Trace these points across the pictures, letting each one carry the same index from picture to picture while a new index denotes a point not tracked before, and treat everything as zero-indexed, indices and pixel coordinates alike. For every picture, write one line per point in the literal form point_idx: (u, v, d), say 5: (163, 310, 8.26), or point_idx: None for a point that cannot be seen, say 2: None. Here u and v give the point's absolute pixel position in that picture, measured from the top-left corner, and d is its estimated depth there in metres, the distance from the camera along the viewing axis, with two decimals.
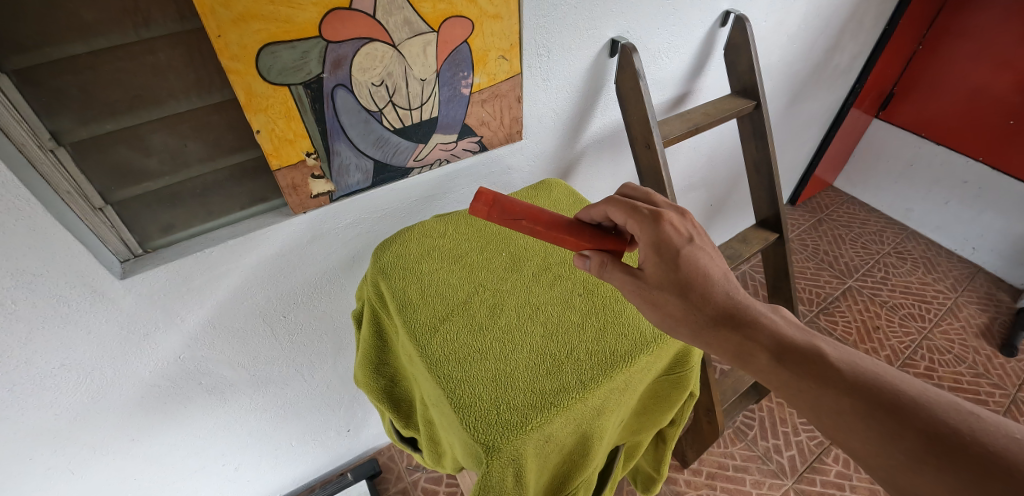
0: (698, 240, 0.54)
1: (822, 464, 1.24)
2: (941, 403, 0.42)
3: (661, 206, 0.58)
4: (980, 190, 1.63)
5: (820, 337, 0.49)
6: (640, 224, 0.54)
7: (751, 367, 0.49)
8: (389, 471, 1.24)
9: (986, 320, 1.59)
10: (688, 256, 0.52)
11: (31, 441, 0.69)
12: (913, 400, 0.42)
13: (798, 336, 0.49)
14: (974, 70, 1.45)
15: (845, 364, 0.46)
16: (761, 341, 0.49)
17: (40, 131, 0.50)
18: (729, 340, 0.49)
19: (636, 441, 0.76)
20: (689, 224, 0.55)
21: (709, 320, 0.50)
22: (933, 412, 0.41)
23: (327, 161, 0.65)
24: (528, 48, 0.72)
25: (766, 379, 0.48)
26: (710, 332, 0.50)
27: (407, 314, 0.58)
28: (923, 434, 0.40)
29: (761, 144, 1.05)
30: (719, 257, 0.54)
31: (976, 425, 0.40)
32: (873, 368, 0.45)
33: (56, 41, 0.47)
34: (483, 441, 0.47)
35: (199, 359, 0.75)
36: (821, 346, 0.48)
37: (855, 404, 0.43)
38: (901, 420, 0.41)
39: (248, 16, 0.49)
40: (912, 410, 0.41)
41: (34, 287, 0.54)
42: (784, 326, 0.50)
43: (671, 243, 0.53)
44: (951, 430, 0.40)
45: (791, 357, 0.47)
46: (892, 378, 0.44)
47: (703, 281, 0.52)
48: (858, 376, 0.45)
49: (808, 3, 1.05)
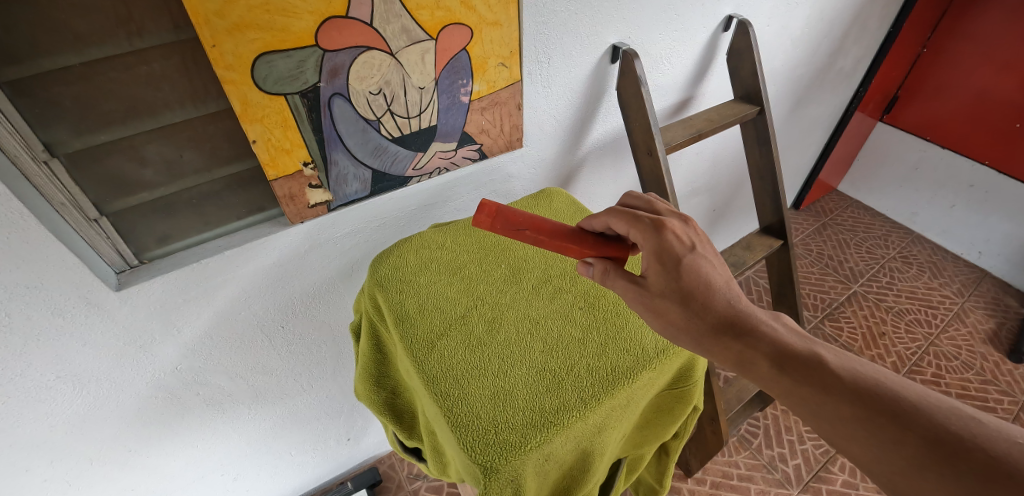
0: (701, 247, 0.53)
1: (828, 473, 1.22)
2: (941, 409, 0.40)
3: (664, 214, 0.57)
4: (986, 194, 1.61)
5: (822, 344, 0.48)
6: (642, 234, 0.53)
7: (753, 375, 0.48)
8: (389, 480, 1.23)
9: (993, 326, 1.57)
10: (688, 266, 0.51)
11: (29, 452, 0.68)
12: (914, 405, 0.41)
13: (799, 344, 0.48)
14: (980, 72, 1.44)
15: (845, 371, 0.44)
16: (761, 349, 0.47)
17: (34, 143, 0.49)
18: (730, 348, 0.48)
19: (639, 454, 0.75)
20: (691, 231, 0.54)
21: (710, 327, 0.49)
22: (934, 418, 0.40)
23: (325, 171, 0.64)
24: (528, 55, 0.71)
25: (767, 386, 0.47)
26: (712, 339, 0.49)
27: (405, 329, 0.57)
28: (924, 439, 0.39)
29: (765, 149, 1.04)
30: (721, 264, 0.53)
31: (978, 430, 0.38)
32: (873, 374, 0.44)
33: (48, 52, 0.46)
34: (481, 462, 0.46)
35: (197, 369, 0.74)
36: (822, 353, 0.46)
37: (855, 411, 0.42)
38: (901, 425, 0.40)
39: (244, 25, 0.48)
40: (912, 416, 0.40)
41: (29, 299, 0.53)
42: (785, 333, 0.49)
43: (673, 251, 0.51)
44: (952, 435, 0.38)
45: (792, 364, 0.46)
46: (892, 383, 0.43)
47: (705, 290, 0.50)
48: (859, 381, 0.43)
49: (812, 6, 1.04)
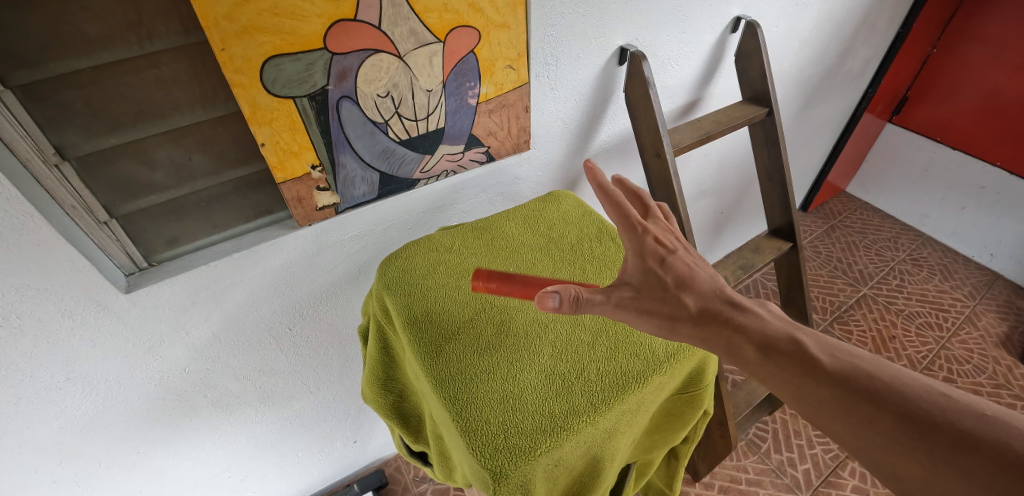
0: (683, 252, 0.54)
1: (837, 478, 1.21)
2: (915, 386, 0.42)
3: (650, 219, 0.58)
4: (998, 196, 1.59)
5: (804, 329, 0.48)
6: (626, 234, 0.53)
7: (740, 360, 0.48)
8: (397, 483, 1.23)
9: (1005, 329, 1.55)
10: (672, 264, 0.52)
11: (37, 453, 0.68)
12: (888, 384, 0.43)
13: (780, 330, 0.48)
14: (991, 73, 1.42)
15: (825, 354, 0.46)
16: (747, 335, 0.48)
17: (44, 146, 0.49)
18: (716, 334, 0.49)
19: (649, 458, 0.74)
20: (675, 238, 0.55)
21: (696, 316, 0.50)
22: (907, 395, 0.42)
23: (333, 174, 0.64)
24: (536, 56, 0.71)
25: (753, 370, 0.48)
26: (700, 328, 0.49)
27: (413, 331, 0.57)
28: (898, 416, 0.41)
29: (774, 151, 1.03)
30: (705, 266, 0.55)
31: (947, 405, 0.40)
32: (850, 357, 0.45)
33: (60, 56, 0.47)
34: (491, 467, 0.45)
35: (204, 371, 0.74)
36: (803, 338, 0.47)
37: (833, 391, 0.43)
38: (876, 403, 0.42)
39: (254, 28, 0.49)
40: (886, 394, 0.42)
41: (39, 300, 0.53)
42: (769, 319, 0.50)
43: (654, 253, 0.53)
44: (924, 411, 0.40)
45: (776, 348, 0.47)
46: (865, 364, 0.44)
47: (691, 282, 0.52)
48: (838, 364, 0.45)
49: (820, 7, 1.03)
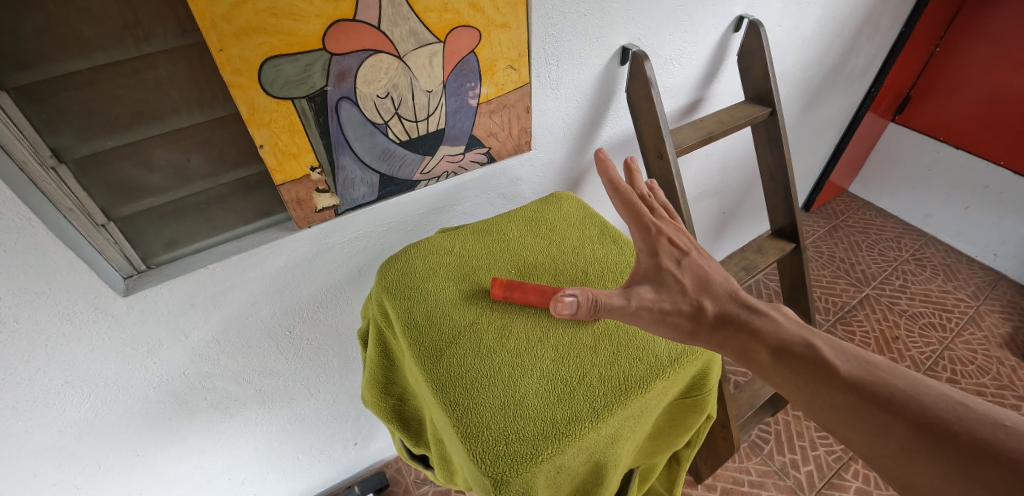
0: (697, 254, 0.56)
1: (840, 480, 1.20)
2: (931, 395, 0.43)
3: (662, 218, 0.59)
4: (1001, 195, 1.58)
5: (819, 335, 0.50)
6: (639, 236, 0.55)
7: (755, 365, 0.50)
8: (397, 484, 1.22)
9: (1010, 330, 1.54)
10: (687, 266, 0.54)
11: (35, 456, 0.67)
12: (903, 392, 0.44)
13: (795, 335, 0.50)
14: (994, 72, 1.41)
15: (841, 360, 0.47)
16: (762, 339, 0.50)
17: (41, 148, 0.49)
18: (733, 339, 0.50)
19: (652, 463, 0.73)
20: (687, 238, 0.57)
21: (714, 319, 0.52)
22: (924, 403, 0.43)
23: (332, 176, 0.64)
24: (538, 56, 0.70)
25: (767, 374, 0.50)
26: (718, 333, 0.51)
27: (415, 335, 0.56)
28: (913, 423, 0.42)
29: (777, 151, 1.02)
30: (719, 267, 0.56)
31: (964, 414, 0.42)
32: (866, 364, 0.47)
33: (57, 57, 0.46)
34: (492, 474, 0.45)
35: (203, 374, 0.73)
36: (818, 344, 0.49)
37: (848, 397, 0.45)
38: (892, 411, 0.43)
39: (251, 29, 0.48)
40: (901, 402, 0.44)
41: (36, 304, 0.53)
42: (784, 322, 0.51)
43: (669, 256, 0.54)
44: (940, 420, 0.42)
45: (791, 354, 0.49)
46: (882, 372, 0.46)
47: (707, 284, 0.54)
48: (854, 371, 0.46)
49: (823, 5, 1.03)
